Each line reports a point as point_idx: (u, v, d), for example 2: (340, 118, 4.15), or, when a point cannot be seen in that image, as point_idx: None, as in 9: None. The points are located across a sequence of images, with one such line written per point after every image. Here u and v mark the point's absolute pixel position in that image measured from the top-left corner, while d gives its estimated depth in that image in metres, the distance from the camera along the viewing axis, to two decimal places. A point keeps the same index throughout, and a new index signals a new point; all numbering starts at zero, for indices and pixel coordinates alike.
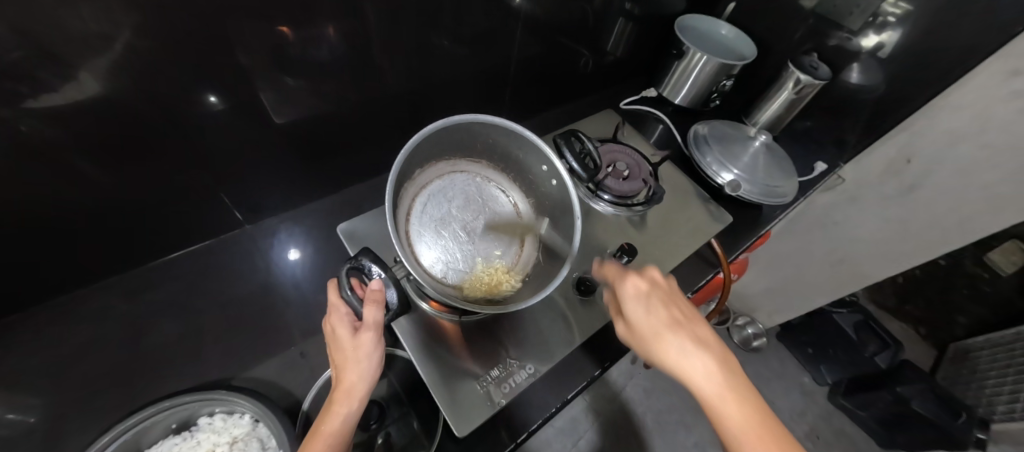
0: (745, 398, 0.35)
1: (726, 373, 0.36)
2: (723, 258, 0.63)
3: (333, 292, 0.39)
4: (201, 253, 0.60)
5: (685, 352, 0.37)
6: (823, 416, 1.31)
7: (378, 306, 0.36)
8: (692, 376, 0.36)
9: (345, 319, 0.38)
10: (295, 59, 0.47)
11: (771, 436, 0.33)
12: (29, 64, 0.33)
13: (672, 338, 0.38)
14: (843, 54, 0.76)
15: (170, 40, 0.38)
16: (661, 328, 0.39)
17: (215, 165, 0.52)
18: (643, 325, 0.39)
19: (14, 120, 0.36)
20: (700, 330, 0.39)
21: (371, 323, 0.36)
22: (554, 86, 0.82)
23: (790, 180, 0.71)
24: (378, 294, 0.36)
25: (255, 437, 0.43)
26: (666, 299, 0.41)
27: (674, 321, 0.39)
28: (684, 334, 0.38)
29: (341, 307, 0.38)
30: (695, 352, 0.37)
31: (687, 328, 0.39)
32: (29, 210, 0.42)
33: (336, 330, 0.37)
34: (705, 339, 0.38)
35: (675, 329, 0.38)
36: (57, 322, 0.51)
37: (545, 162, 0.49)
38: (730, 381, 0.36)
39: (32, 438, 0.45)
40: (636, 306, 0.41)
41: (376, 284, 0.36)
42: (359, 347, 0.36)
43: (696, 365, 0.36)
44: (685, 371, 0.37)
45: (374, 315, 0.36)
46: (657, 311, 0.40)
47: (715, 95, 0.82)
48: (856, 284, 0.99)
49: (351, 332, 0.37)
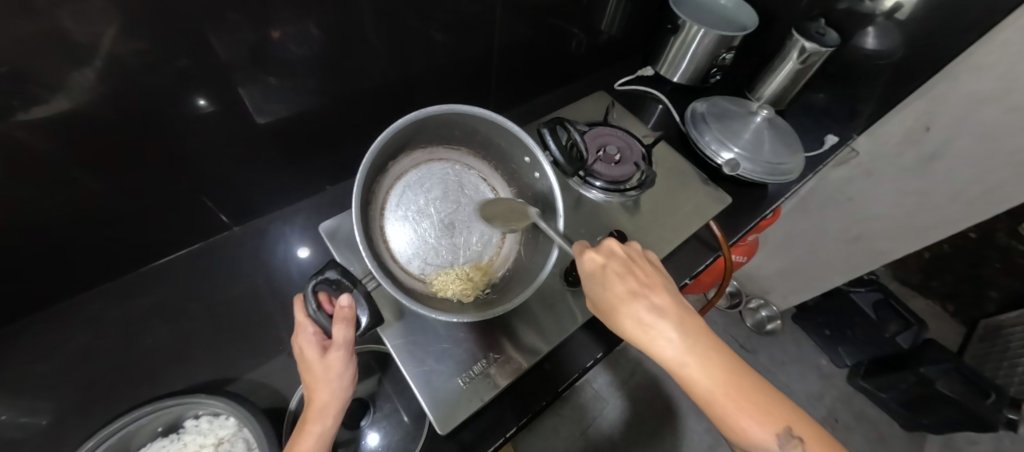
0: (714, 361, 0.33)
1: (691, 337, 0.35)
2: (723, 241, 0.61)
3: (299, 310, 0.37)
4: (192, 256, 0.60)
5: (643, 323, 0.35)
6: (842, 399, 1.27)
7: (347, 324, 0.35)
8: (658, 347, 0.35)
9: (312, 339, 0.36)
10: (273, 58, 0.46)
11: (746, 397, 0.32)
12: (17, 76, 0.33)
13: (631, 309, 0.36)
14: (853, 18, 0.70)
15: (153, 44, 0.38)
16: (620, 300, 0.37)
17: (198, 168, 0.52)
18: (603, 299, 0.38)
19: (5, 133, 0.36)
20: (663, 296, 0.37)
21: (341, 342, 0.35)
22: (542, 71, 0.80)
23: (795, 155, 0.67)
24: (347, 312, 0.35)
25: (240, 438, 0.44)
26: (623, 268, 0.38)
27: (631, 290, 0.37)
28: (642, 303, 0.36)
29: (307, 327, 0.36)
30: (657, 321, 0.35)
31: (646, 295, 0.37)
32: (23, 219, 0.43)
33: (304, 351, 0.36)
34: (667, 305, 0.36)
35: (633, 301, 0.36)
36: (62, 328, 0.53)
37: (527, 153, 0.47)
38: (697, 347, 0.34)
39: (41, 439, 0.47)
40: (591, 282, 0.39)
41: (344, 301, 0.35)
42: (330, 367, 0.35)
43: (654, 335, 0.35)
44: (649, 343, 0.35)
45: (343, 334, 0.35)
46: (613, 283, 0.37)
47: (716, 70, 0.78)
48: (872, 262, 0.95)
49: (319, 352, 0.36)
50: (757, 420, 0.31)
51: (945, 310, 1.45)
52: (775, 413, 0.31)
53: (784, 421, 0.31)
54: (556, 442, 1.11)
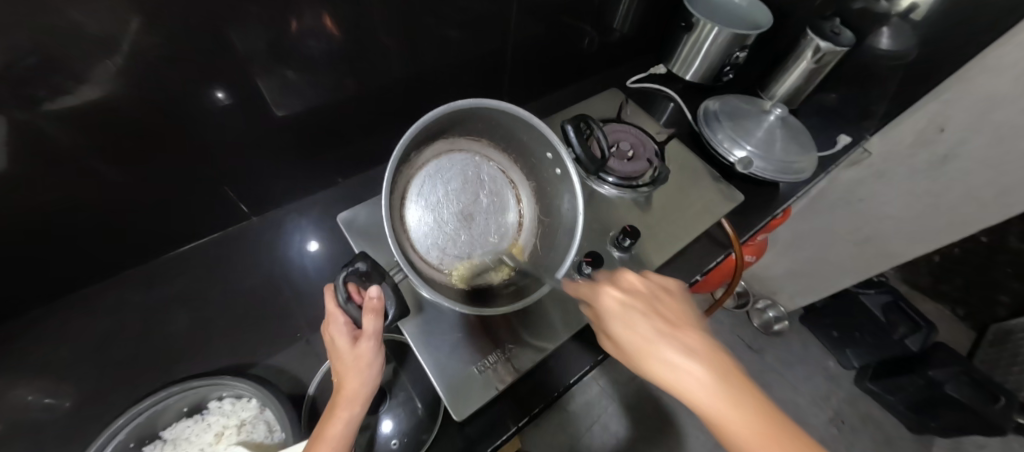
0: (752, 410, 0.29)
1: (725, 382, 0.31)
2: (734, 239, 0.61)
3: (330, 299, 0.38)
4: (211, 245, 0.62)
5: (673, 366, 0.32)
6: (849, 401, 1.26)
7: (376, 315, 0.35)
8: (691, 394, 0.31)
9: (343, 329, 0.37)
10: (291, 50, 0.47)
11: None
12: (45, 67, 0.34)
13: (659, 350, 0.33)
14: (869, 17, 0.70)
15: (175, 36, 0.39)
16: (645, 341, 0.34)
17: (218, 159, 0.53)
18: (629, 342, 0.35)
19: (33, 121, 0.37)
20: (692, 336, 0.34)
21: (371, 333, 0.35)
22: (555, 68, 0.80)
23: (808, 155, 0.68)
24: (376, 303, 0.35)
25: (262, 420, 0.44)
26: (648, 306, 0.36)
27: (658, 330, 0.34)
28: (672, 343, 0.33)
29: (339, 317, 0.37)
30: (687, 362, 0.32)
31: (674, 335, 0.34)
32: (50, 206, 0.44)
33: (336, 340, 0.37)
34: (699, 346, 0.33)
35: (659, 342, 0.33)
36: (84, 313, 0.54)
37: (550, 149, 0.47)
38: (732, 392, 0.30)
39: (65, 420, 0.48)
40: (615, 321, 0.36)
41: (374, 292, 0.35)
42: (360, 356, 0.36)
43: (685, 378, 0.31)
44: (680, 388, 0.31)
45: (373, 325, 0.35)
46: (638, 323, 0.35)
47: (729, 69, 0.78)
48: (882, 263, 0.94)
49: (350, 341, 0.37)
50: None
51: (955, 313, 1.43)
52: None
53: None
54: (563, 438, 1.11)
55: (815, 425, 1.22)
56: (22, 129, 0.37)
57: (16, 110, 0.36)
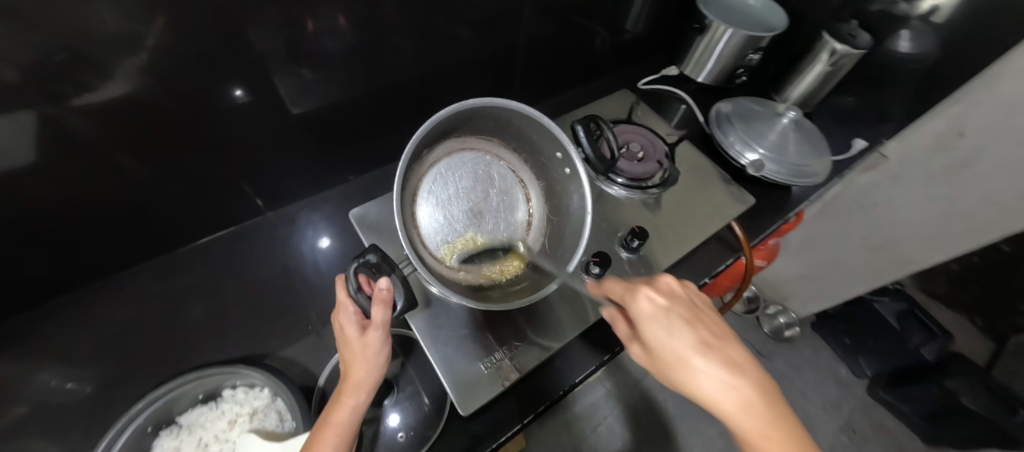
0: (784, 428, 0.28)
1: (766, 404, 0.29)
2: (746, 242, 0.60)
3: (341, 289, 0.39)
4: (225, 239, 0.63)
5: (716, 380, 0.30)
6: (860, 409, 1.24)
7: (385, 306, 0.36)
8: (728, 409, 0.30)
9: (352, 318, 0.38)
10: (309, 49, 0.48)
11: None
12: (73, 63, 0.36)
13: (699, 362, 0.32)
14: (888, 19, 0.72)
15: (198, 34, 0.40)
16: (686, 352, 0.32)
17: (234, 155, 0.54)
18: (664, 350, 0.33)
19: (62, 115, 0.39)
20: (735, 353, 0.32)
21: (380, 322, 0.36)
22: (566, 68, 0.80)
23: (821, 158, 0.67)
24: (385, 294, 0.36)
25: (273, 409, 0.44)
26: (691, 316, 0.34)
27: (701, 342, 0.32)
28: (715, 357, 0.32)
29: (348, 306, 0.38)
30: (730, 379, 0.30)
31: (718, 350, 0.32)
32: (75, 197, 0.46)
33: (344, 329, 0.38)
34: (741, 362, 0.31)
35: (704, 354, 0.32)
36: (103, 302, 0.56)
37: (560, 149, 0.47)
38: (774, 416, 0.29)
39: (82, 405, 0.50)
40: (654, 326, 0.34)
41: (383, 284, 0.36)
42: (368, 346, 0.37)
43: (727, 395, 0.30)
44: (721, 403, 0.30)
45: (381, 315, 0.36)
46: (681, 332, 0.33)
47: (741, 71, 0.78)
48: (897, 271, 0.91)
49: (358, 330, 0.37)
50: None
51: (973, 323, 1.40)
52: None
53: None
54: (568, 438, 1.11)
55: (825, 432, 1.19)
56: (50, 122, 0.39)
57: (45, 104, 0.37)
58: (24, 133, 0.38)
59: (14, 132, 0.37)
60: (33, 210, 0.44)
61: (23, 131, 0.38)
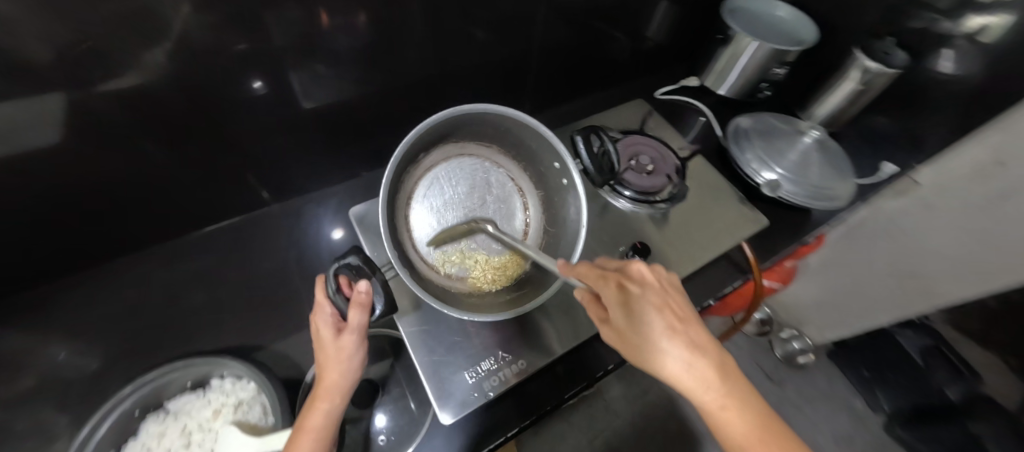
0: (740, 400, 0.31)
1: (726, 381, 0.32)
2: (755, 263, 0.58)
3: (320, 290, 0.39)
4: (233, 227, 0.65)
5: (682, 364, 0.32)
6: (875, 445, 1.17)
7: (362, 309, 0.37)
8: (693, 388, 0.32)
9: (329, 320, 0.38)
10: (326, 45, 0.49)
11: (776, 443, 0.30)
12: (101, 50, 0.37)
13: (669, 347, 0.33)
14: (928, 37, 0.67)
15: (221, 27, 0.41)
16: (657, 337, 0.33)
17: (245, 147, 0.55)
18: (637, 336, 0.34)
19: (88, 99, 0.40)
20: (700, 333, 0.34)
21: (355, 326, 0.36)
22: (583, 74, 0.79)
23: (845, 181, 0.63)
24: (364, 298, 0.37)
25: (258, 402, 0.45)
26: (662, 300, 0.35)
27: (669, 325, 0.33)
28: (682, 341, 0.33)
29: (326, 307, 0.38)
30: (694, 361, 0.32)
31: (685, 332, 0.33)
32: (93, 179, 0.47)
33: (319, 330, 0.38)
34: (705, 342, 0.33)
35: (671, 339, 0.33)
36: (115, 281, 0.58)
37: (557, 159, 0.46)
38: (733, 390, 0.31)
39: (85, 379, 0.52)
40: (626, 313, 0.35)
41: (361, 287, 0.37)
42: (342, 349, 0.37)
43: (692, 375, 0.32)
44: (686, 384, 0.32)
45: (358, 319, 0.36)
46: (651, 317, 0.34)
47: (765, 85, 0.75)
48: (927, 304, 0.83)
49: (333, 333, 0.37)
50: None
51: None
52: None
53: None
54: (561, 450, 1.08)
55: None
56: (77, 107, 0.40)
57: (72, 89, 0.39)
58: (53, 116, 0.40)
59: (44, 113, 0.39)
60: (53, 189, 0.46)
61: (52, 112, 0.40)
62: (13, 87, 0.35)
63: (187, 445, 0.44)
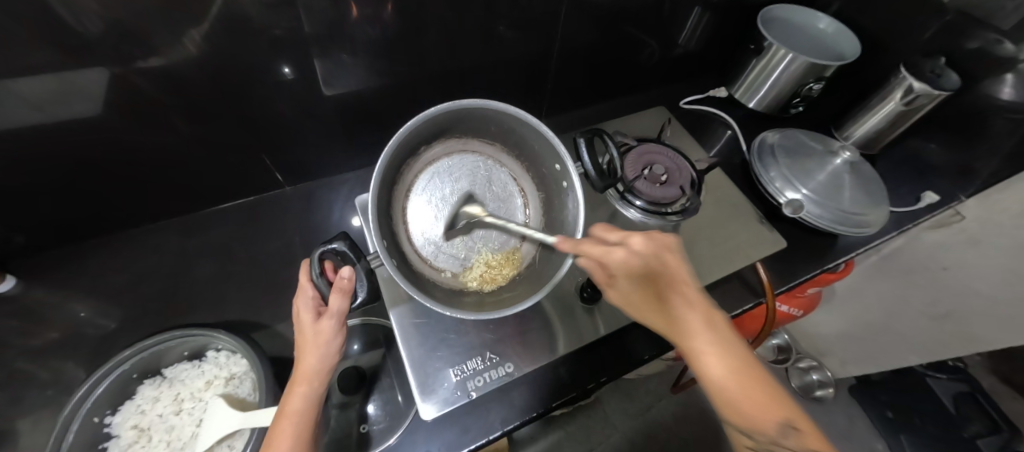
0: (742, 363, 0.35)
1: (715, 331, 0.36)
2: (768, 287, 0.55)
3: (304, 273, 0.40)
4: (248, 206, 0.67)
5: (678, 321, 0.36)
6: None
7: (343, 295, 0.37)
8: (690, 340, 0.36)
9: (309, 304, 0.39)
10: (352, 36, 0.50)
11: (750, 377, 0.34)
12: (144, 28, 0.39)
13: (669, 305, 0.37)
14: (986, 60, 0.62)
15: (255, 12, 0.42)
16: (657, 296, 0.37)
17: (264, 129, 0.57)
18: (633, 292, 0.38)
19: (128, 74, 0.42)
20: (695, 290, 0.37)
21: (335, 311, 0.37)
22: (605, 78, 0.77)
23: (877, 207, 0.59)
24: (346, 283, 0.37)
25: (248, 377, 0.47)
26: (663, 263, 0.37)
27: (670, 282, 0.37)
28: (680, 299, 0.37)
29: (308, 290, 0.39)
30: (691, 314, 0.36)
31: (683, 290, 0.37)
32: (124, 151, 0.50)
33: (300, 312, 0.39)
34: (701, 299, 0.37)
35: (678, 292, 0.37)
36: (136, 247, 0.61)
37: (558, 161, 0.45)
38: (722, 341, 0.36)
39: (98, 338, 0.54)
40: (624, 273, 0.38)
41: (344, 273, 0.37)
42: (320, 333, 0.37)
43: (691, 329, 0.36)
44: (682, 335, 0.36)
45: (338, 304, 0.37)
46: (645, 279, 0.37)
47: (799, 100, 0.71)
48: (966, 349, 0.75)
49: (313, 316, 0.38)
50: (760, 406, 0.33)
51: None
52: (771, 402, 0.33)
53: (778, 406, 0.33)
54: None
55: None
56: (117, 81, 0.43)
57: (113, 64, 0.41)
58: (93, 87, 0.42)
59: (87, 84, 0.41)
60: (86, 157, 0.48)
61: (95, 83, 0.42)
62: (62, 58, 0.38)
63: (177, 411, 0.46)
